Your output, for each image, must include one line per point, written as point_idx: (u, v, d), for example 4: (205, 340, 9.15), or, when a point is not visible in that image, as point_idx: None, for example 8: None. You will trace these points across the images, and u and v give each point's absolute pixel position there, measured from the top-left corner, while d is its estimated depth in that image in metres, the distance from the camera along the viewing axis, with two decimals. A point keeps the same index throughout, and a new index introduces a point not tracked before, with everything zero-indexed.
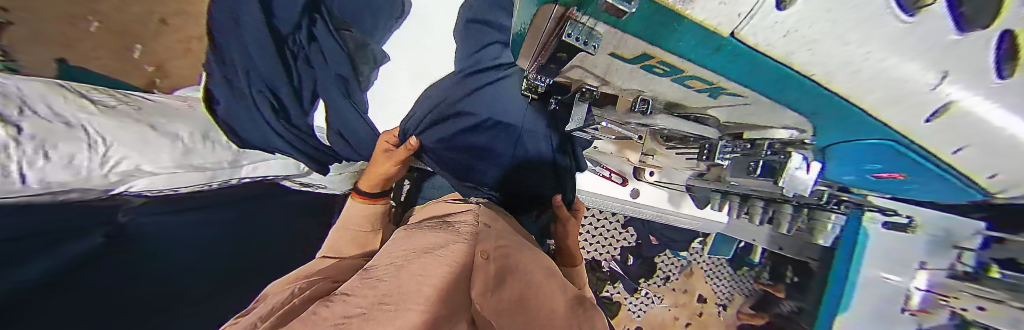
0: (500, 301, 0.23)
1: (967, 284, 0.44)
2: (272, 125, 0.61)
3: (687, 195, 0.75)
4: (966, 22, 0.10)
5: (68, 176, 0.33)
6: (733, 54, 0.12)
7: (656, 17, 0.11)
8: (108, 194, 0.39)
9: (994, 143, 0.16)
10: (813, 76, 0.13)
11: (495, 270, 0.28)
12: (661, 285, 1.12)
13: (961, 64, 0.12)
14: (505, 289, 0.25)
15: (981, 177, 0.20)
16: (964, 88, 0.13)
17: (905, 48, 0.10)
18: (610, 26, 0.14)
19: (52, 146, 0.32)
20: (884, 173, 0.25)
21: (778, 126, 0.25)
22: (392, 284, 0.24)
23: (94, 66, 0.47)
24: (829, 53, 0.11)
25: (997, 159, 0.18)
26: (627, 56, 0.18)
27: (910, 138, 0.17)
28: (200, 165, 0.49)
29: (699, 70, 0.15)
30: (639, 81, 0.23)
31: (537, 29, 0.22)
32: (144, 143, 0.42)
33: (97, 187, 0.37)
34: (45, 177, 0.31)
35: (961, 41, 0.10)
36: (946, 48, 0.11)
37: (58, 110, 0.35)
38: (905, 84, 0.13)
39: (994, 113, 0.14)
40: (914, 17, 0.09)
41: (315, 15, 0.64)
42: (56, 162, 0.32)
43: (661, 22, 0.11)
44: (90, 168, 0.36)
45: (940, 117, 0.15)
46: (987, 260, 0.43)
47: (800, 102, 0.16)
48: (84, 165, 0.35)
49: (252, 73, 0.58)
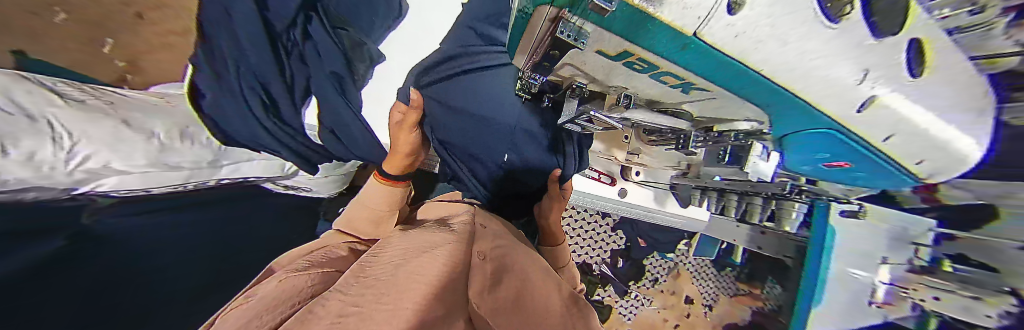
0: (494, 301, 0.23)
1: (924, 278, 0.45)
2: (261, 121, 0.59)
3: (672, 193, 0.78)
4: (876, 26, 0.12)
5: (28, 173, 0.31)
6: (697, 51, 0.14)
7: (634, 18, 0.12)
8: (72, 192, 0.38)
9: (918, 136, 0.19)
10: (763, 73, 0.15)
11: (487, 271, 0.28)
12: (650, 288, 1.15)
13: (882, 62, 0.14)
14: (500, 288, 0.26)
15: (914, 164, 0.23)
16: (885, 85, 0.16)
17: (834, 50, 0.13)
18: (596, 25, 0.15)
19: (13, 140, 0.30)
20: (835, 163, 0.28)
21: (740, 119, 0.28)
22: (386, 285, 0.24)
23: (59, 59, 0.44)
24: (773, 52, 0.13)
25: (917, 151, 0.21)
26: (610, 54, 0.19)
27: (847, 128, 0.20)
28: (175, 165, 0.47)
29: (672, 66, 0.17)
30: (623, 78, 0.25)
31: (533, 27, 0.24)
32: (117, 140, 0.40)
33: (59, 185, 0.36)
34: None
35: (877, 43, 0.13)
36: (866, 51, 0.13)
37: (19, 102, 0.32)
38: (834, 83, 0.15)
39: (910, 109, 0.17)
40: (837, 24, 0.12)
41: (311, 12, 0.63)
42: (14, 158, 0.30)
43: (637, 22, 0.13)
44: (53, 165, 0.34)
45: (870, 108, 0.17)
46: (940, 255, 0.43)
47: (756, 95, 0.19)
48: (46, 161, 0.33)
49: (241, 67, 0.56)
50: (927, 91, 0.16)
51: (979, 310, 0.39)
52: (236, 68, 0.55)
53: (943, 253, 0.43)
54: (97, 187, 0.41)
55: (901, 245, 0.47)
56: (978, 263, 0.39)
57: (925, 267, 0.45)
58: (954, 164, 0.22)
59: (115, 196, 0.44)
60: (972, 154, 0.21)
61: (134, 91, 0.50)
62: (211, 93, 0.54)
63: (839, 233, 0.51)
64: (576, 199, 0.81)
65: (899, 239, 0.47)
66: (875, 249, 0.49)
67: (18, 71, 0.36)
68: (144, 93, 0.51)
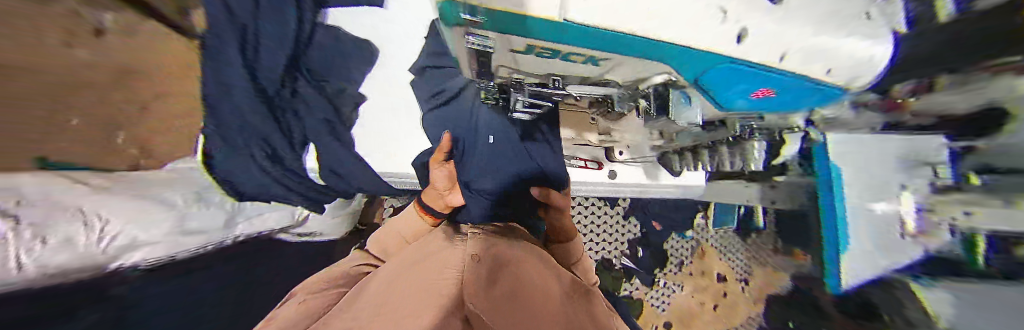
0: (488, 296, 0.22)
1: (951, 195, 0.44)
2: (272, 176, 0.71)
3: (660, 166, 0.83)
4: None
5: (66, 256, 0.40)
6: (573, 32, 0.15)
7: (519, 25, 0.14)
8: (107, 269, 0.45)
9: (818, 38, 0.17)
10: (690, 46, 0.16)
11: (487, 270, 0.28)
12: (678, 273, 1.12)
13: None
14: (499, 285, 0.25)
15: (825, 74, 0.21)
16: (800, 20, 0.16)
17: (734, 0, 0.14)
18: (500, 33, 0.17)
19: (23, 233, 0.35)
20: (757, 92, 0.25)
21: (653, 75, 0.28)
22: (376, 297, 0.24)
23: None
24: (681, 19, 0.14)
25: (858, 70, 0.22)
26: (522, 51, 0.21)
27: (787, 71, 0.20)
28: (190, 229, 0.57)
29: (585, 51, 0.18)
30: (545, 65, 0.28)
31: (458, 50, 0.27)
32: (143, 218, 0.50)
33: (89, 261, 0.42)
34: (43, 262, 0.37)
35: None
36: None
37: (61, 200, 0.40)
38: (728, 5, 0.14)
39: (837, 40, 0.18)
40: None
41: (295, 71, 0.76)
42: (53, 245, 0.38)
43: (526, 24, 0.14)
44: (89, 246, 0.43)
45: (748, 43, 0.16)
46: None
47: (693, 65, 0.19)
48: (82, 243, 0.41)
49: (245, 127, 0.65)
50: (824, 32, 0.17)
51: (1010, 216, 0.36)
52: (240, 128, 0.65)
53: None
54: (125, 261, 0.48)
55: (917, 166, 0.47)
56: None
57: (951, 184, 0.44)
58: (860, 62, 0.21)
59: (144, 265, 0.50)
60: (868, 47, 0.20)
61: None
62: (221, 153, 0.64)
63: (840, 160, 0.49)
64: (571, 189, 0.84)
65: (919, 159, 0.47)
66: (891, 176, 0.48)
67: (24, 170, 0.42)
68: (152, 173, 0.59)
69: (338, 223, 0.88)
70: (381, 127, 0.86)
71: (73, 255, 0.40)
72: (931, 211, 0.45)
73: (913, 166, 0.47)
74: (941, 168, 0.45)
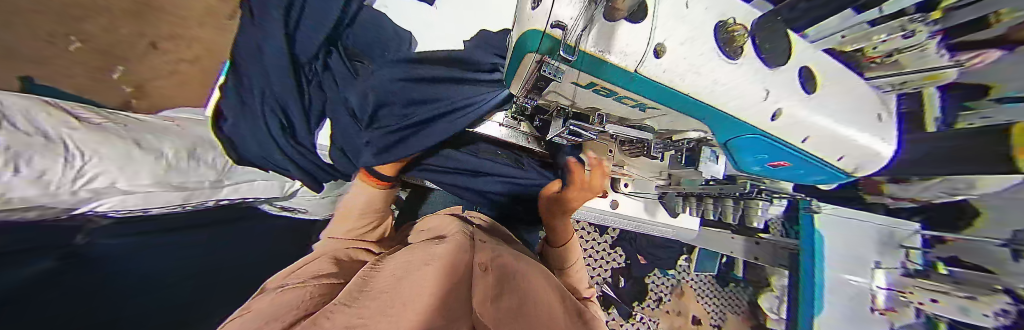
0: (498, 309, 0.20)
1: (920, 280, 0.55)
2: (278, 142, 0.69)
3: (660, 203, 0.87)
4: (728, 52, 0.21)
5: (34, 191, 0.34)
6: (640, 83, 0.21)
7: (592, 62, 0.20)
8: (71, 212, 0.41)
9: (821, 131, 0.25)
10: (705, 101, 0.22)
11: (493, 285, 0.27)
12: (655, 309, 1.08)
13: (780, 81, 0.23)
14: (504, 299, 0.24)
15: (838, 161, 0.27)
16: (790, 100, 0.23)
17: (732, 77, 0.21)
18: (571, 67, 0.22)
19: (25, 159, 0.33)
20: (775, 162, 0.29)
21: (690, 130, 0.33)
22: (389, 293, 0.23)
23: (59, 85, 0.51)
24: (697, 78, 0.21)
25: (856, 150, 0.26)
26: (581, 84, 0.25)
27: (793, 145, 0.25)
28: (179, 185, 0.54)
29: (626, 93, 0.24)
30: (595, 102, 0.31)
31: (519, 72, 0.29)
32: (127, 160, 0.46)
33: (62, 200, 0.38)
34: (8, 193, 0.31)
35: (772, 73, 0.22)
36: (766, 76, 0.22)
37: (36, 125, 0.37)
38: (753, 95, 0.22)
39: (822, 126, 0.24)
40: (732, 60, 0.21)
41: (331, 47, 0.78)
42: (24, 177, 0.33)
43: (600, 65, 0.20)
44: (62, 184, 0.37)
45: (779, 121, 0.23)
46: (932, 259, 0.57)
47: (710, 120, 0.24)
48: (55, 179, 0.36)
49: (268, 93, 0.68)
50: (805, 111, 0.23)
51: (977, 310, 0.48)
52: (263, 94, 0.67)
53: (936, 257, 0.57)
54: (96, 207, 0.43)
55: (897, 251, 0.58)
56: (976, 265, 0.53)
57: (919, 270, 0.56)
58: (865, 155, 0.27)
59: (115, 215, 0.47)
60: (868, 148, 0.26)
61: (149, 117, 0.60)
62: (234, 117, 0.66)
63: (827, 239, 0.54)
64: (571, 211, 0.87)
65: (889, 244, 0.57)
66: (870, 254, 0.56)
67: (41, 97, 0.43)
68: (160, 119, 0.62)
69: (326, 202, 0.87)
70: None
71: (43, 191, 0.35)
72: (902, 292, 0.55)
73: (891, 245, 0.57)
74: (913, 254, 0.57)
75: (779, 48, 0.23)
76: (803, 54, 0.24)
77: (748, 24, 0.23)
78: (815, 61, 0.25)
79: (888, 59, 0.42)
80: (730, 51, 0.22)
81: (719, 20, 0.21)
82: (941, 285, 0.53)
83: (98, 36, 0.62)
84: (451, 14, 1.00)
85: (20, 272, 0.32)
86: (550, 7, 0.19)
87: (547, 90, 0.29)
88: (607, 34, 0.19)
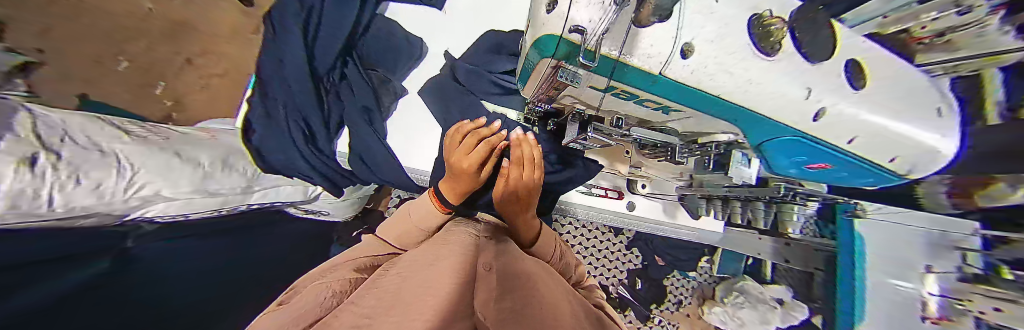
0: (499, 309, 0.20)
1: (977, 285, 0.39)
2: (301, 151, 0.77)
3: (682, 206, 0.84)
4: (765, 48, 0.20)
5: (92, 200, 0.37)
6: (664, 84, 0.21)
7: (614, 64, 0.20)
8: (122, 219, 0.44)
9: (873, 131, 0.22)
10: (737, 104, 0.21)
11: (496, 286, 0.27)
12: (675, 311, 1.02)
13: (825, 77, 0.21)
14: (506, 300, 0.23)
15: (887, 162, 0.25)
16: (835, 97, 0.21)
17: (769, 73, 0.20)
18: (590, 71, 0.22)
19: (83, 171, 0.36)
20: (815, 165, 0.28)
21: (720, 132, 0.31)
22: (397, 298, 0.22)
23: (111, 100, 0.56)
24: (728, 78, 0.19)
25: (914, 151, 0.24)
26: (600, 88, 0.25)
27: (837, 146, 0.23)
28: (214, 191, 0.57)
29: (649, 95, 0.23)
30: (613, 105, 0.30)
31: (534, 75, 0.28)
32: (166, 170, 0.49)
33: (115, 210, 0.41)
34: (69, 202, 0.34)
35: (814, 68, 0.21)
36: (807, 72, 0.20)
37: (95, 141, 0.41)
38: (793, 93, 0.20)
39: (874, 124, 0.22)
40: (768, 57, 0.19)
41: (346, 58, 0.86)
42: (84, 187, 0.36)
43: (621, 65, 0.20)
44: (115, 193, 0.40)
45: (822, 120, 0.22)
46: (993, 261, 0.40)
47: (739, 119, 0.23)
48: (110, 189, 0.39)
49: (289, 106, 0.76)
50: (853, 108, 0.21)
51: None
52: (284, 107, 0.75)
53: (995, 259, 0.40)
54: (145, 214, 0.47)
55: (942, 251, 0.45)
56: None
57: (978, 275, 0.41)
58: (926, 156, 0.24)
59: (160, 221, 0.51)
60: (933, 147, 0.23)
61: (184, 128, 0.65)
62: (260, 127, 0.73)
63: (868, 237, 0.47)
64: (588, 214, 0.88)
65: (942, 245, 0.45)
66: (911, 256, 0.45)
67: (94, 114, 0.48)
68: (195, 129, 0.66)
69: (347, 204, 0.89)
70: (404, 123, 0.90)
71: (100, 200, 0.38)
72: (959, 300, 0.41)
73: (938, 245, 0.45)
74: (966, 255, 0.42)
75: (822, 41, 0.21)
76: (850, 46, 0.22)
77: (786, 16, 0.21)
78: (864, 53, 0.23)
79: (940, 39, 0.33)
80: (766, 46, 0.20)
81: (752, 13, 0.20)
82: (1004, 292, 0.36)
83: (143, 55, 0.67)
84: (458, 19, 1.01)
85: (82, 272, 0.35)
86: (566, 9, 0.19)
87: (568, 93, 0.28)
88: (628, 36, 0.19)
